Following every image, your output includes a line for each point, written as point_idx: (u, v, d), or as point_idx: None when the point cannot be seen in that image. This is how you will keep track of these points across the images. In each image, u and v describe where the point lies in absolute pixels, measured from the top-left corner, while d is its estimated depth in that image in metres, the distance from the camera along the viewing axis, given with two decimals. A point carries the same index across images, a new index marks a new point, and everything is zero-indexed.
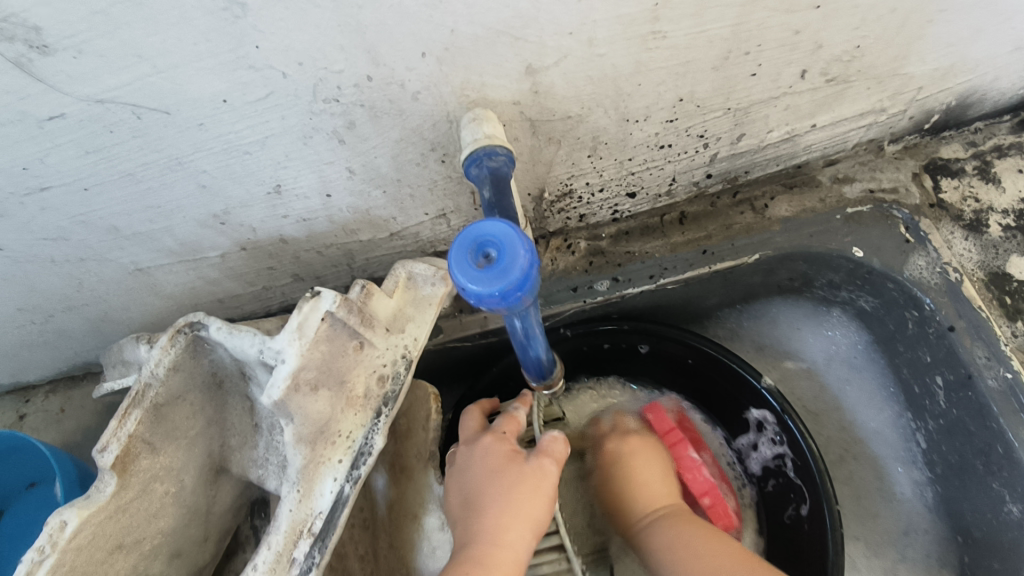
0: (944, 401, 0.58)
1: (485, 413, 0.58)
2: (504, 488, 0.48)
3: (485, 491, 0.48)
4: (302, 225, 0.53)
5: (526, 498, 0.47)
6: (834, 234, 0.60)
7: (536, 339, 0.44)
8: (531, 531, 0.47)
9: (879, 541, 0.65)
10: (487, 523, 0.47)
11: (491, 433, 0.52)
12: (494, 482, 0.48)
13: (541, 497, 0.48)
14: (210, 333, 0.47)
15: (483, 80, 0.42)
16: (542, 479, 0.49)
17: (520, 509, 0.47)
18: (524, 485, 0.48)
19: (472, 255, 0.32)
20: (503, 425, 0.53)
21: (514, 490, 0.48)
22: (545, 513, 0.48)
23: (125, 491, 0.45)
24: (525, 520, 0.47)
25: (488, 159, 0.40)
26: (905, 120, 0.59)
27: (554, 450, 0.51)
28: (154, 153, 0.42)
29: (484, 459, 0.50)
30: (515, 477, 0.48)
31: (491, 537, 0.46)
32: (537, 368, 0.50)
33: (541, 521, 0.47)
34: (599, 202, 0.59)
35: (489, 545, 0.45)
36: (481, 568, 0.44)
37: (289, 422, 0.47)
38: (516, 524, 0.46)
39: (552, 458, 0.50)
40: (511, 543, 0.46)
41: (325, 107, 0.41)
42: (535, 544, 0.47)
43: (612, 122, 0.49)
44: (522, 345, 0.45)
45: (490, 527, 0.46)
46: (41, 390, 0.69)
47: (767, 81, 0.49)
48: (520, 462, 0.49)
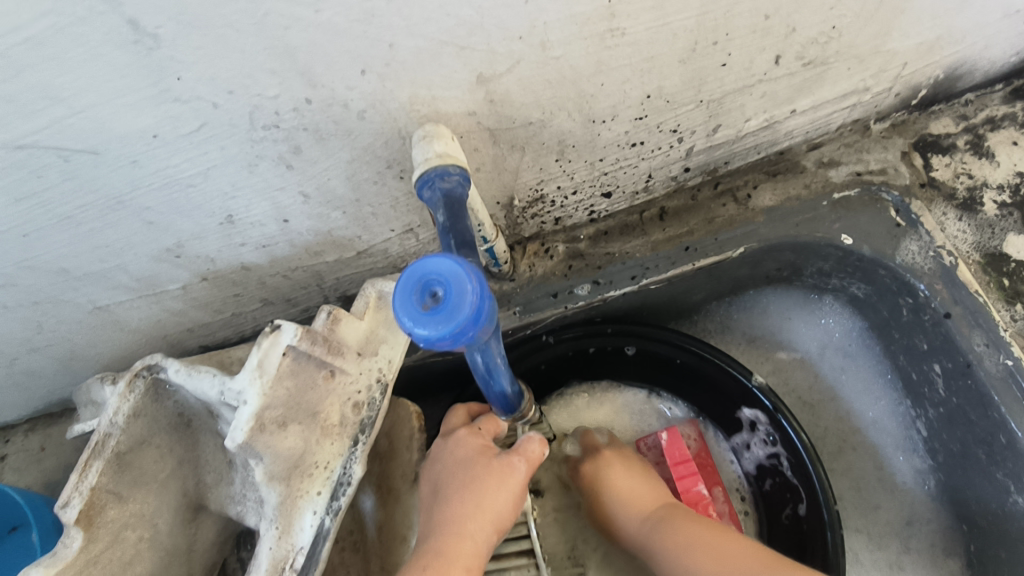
0: (943, 389, 0.56)
1: (471, 411, 0.56)
2: (468, 479, 0.47)
3: (452, 478, 0.47)
4: (262, 251, 0.50)
5: (490, 491, 0.46)
6: (821, 221, 0.57)
7: (499, 372, 0.42)
8: (493, 524, 0.45)
9: (882, 533, 0.62)
10: (452, 512, 0.45)
11: (470, 430, 0.51)
12: (462, 472, 0.47)
13: (506, 491, 0.46)
14: (169, 375, 0.45)
15: (433, 93, 0.39)
16: (509, 476, 0.47)
17: (483, 501, 0.46)
18: (490, 479, 0.47)
19: (417, 296, 0.29)
20: (482, 422, 0.52)
21: (481, 481, 0.46)
22: (510, 508, 0.46)
23: (93, 544, 0.43)
24: (490, 513, 0.45)
25: (440, 180, 0.38)
26: (891, 97, 0.56)
27: (528, 449, 0.49)
28: (90, 194, 0.40)
29: (456, 450, 0.49)
30: (482, 470, 0.47)
31: (454, 527, 0.44)
32: (502, 401, 0.48)
33: (505, 516, 0.46)
34: (573, 205, 0.56)
35: (450, 535, 0.44)
36: (440, 559, 0.42)
37: (259, 462, 0.44)
38: (478, 514, 0.45)
39: (525, 460, 0.48)
40: (472, 535, 0.44)
41: (265, 133, 0.39)
42: (494, 536, 0.45)
43: (577, 124, 0.46)
44: (484, 380, 0.42)
45: (453, 516, 0.45)
46: (21, 429, 0.68)
47: (739, 70, 0.46)
48: (491, 456, 0.48)
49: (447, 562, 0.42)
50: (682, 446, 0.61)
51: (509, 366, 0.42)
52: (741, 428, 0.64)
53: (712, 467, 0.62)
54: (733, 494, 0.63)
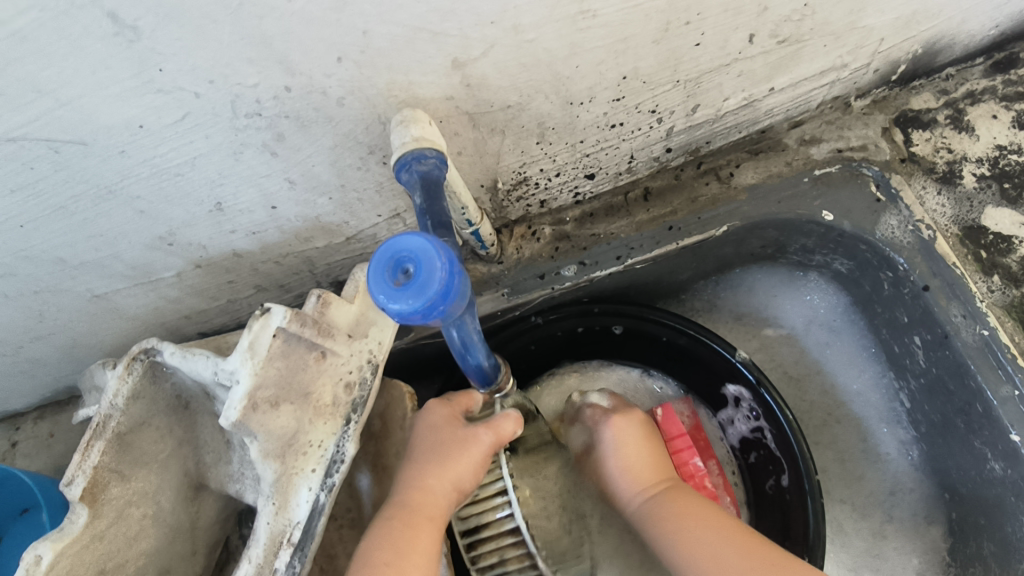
0: (924, 360, 0.57)
1: None
2: (433, 443, 0.49)
3: (418, 442, 0.49)
4: (253, 238, 0.52)
5: (452, 453, 0.48)
6: (803, 198, 0.58)
7: (475, 347, 0.43)
8: (457, 485, 0.47)
9: (866, 503, 0.64)
10: (415, 469, 0.47)
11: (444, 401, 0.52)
12: (428, 436, 0.49)
13: (468, 459, 0.48)
14: (165, 358, 0.47)
15: (410, 78, 0.40)
16: (473, 444, 0.48)
17: (444, 460, 0.47)
18: (454, 444, 0.48)
19: (390, 273, 0.30)
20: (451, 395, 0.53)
21: (443, 443, 0.48)
22: (473, 472, 0.48)
23: (98, 520, 0.45)
24: (452, 473, 0.47)
25: (417, 163, 0.39)
26: (870, 73, 0.56)
27: (501, 427, 0.50)
28: (81, 184, 0.41)
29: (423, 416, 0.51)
30: (446, 435, 0.49)
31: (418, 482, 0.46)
32: (479, 374, 0.49)
33: (467, 480, 0.48)
34: (557, 186, 0.57)
35: (412, 488, 0.46)
36: (404, 511, 0.45)
37: (253, 440, 0.46)
38: (438, 471, 0.47)
39: (495, 434, 0.50)
40: (433, 489, 0.46)
41: (248, 121, 0.40)
42: (457, 496, 0.47)
43: (555, 107, 0.47)
44: (461, 355, 0.44)
45: (418, 472, 0.47)
46: (29, 417, 0.70)
47: (714, 49, 0.47)
48: (455, 424, 0.50)
49: (411, 515, 0.45)
50: (677, 422, 0.63)
51: (485, 341, 0.44)
52: (726, 404, 0.65)
53: (704, 442, 0.64)
54: (718, 470, 0.64)
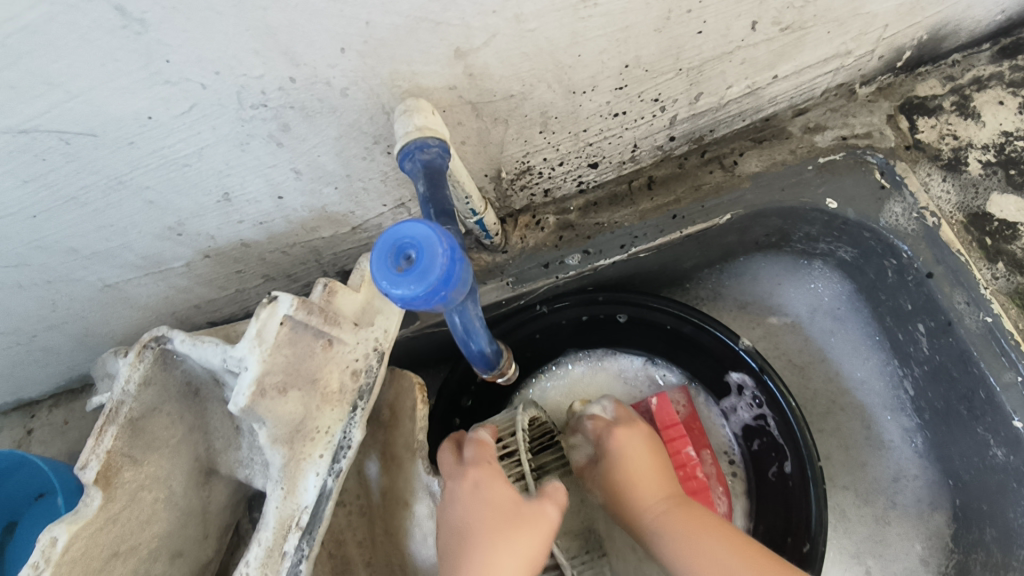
0: (927, 347, 0.57)
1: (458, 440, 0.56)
2: (493, 527, 0.44)
3: (472, 525, 0.44)
4: (260, 228, 0.53)
5: (522, 540, 0.44)
6: (806, 186, 0.58)
7: (477, 333, 0.44)
8: (529, 569, 0.43)
9: (868, 489, 0.64)
10: (478, 563, 0.43)
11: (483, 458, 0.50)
12: (487, 519, 0.45)
13: (538, 542, 0.44)
14: (175, 346, 0.47)
15: (413, 68, 0.40)
16: (542, 521, 0.45)
17: (514, 551, 0.43)
18: (519, 522, 0.45)
19: (392, 259, 0.31)
20: (481, 454, 0.50)
21: (509, 530, 0.44)
22: (542, 550, 0.45)
23: (112, 503, 0.46)
24: (522, 561, 0.43)
25: (420, 152, 0.40)
26: (875, 60, 0.56)
27: (557, 496, 0.48)
28: (92, 175, 0.42)
29: (468, 491, 0.46)
30: (512, 521, 0.45)
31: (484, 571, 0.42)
32: (483, 361, 0.49)
33: (539, 560, 0.44)
34: (561, 175, 0.58)
35: None
36: None
37: (262, 425, 0.47)
38: (508, 564, 0.43)
39: (558, 500, 0.47)
40: None
41: (254, 112, 0.41)
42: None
43: (558, 96, 0.48)
44: (464, 341, 0.44)
45: (482, 568, 0.42)
46: (44, 404, 0.72)
47: (716, 37, 0.47)
48: (517, 503, 0.46)
49: None
50: (671, 410, 0.63)
51: (487, 327, 0.44)
52: (730, 392, 0.65)
53: (699, 430, 0.64)
54: (723, 458, 0.64)
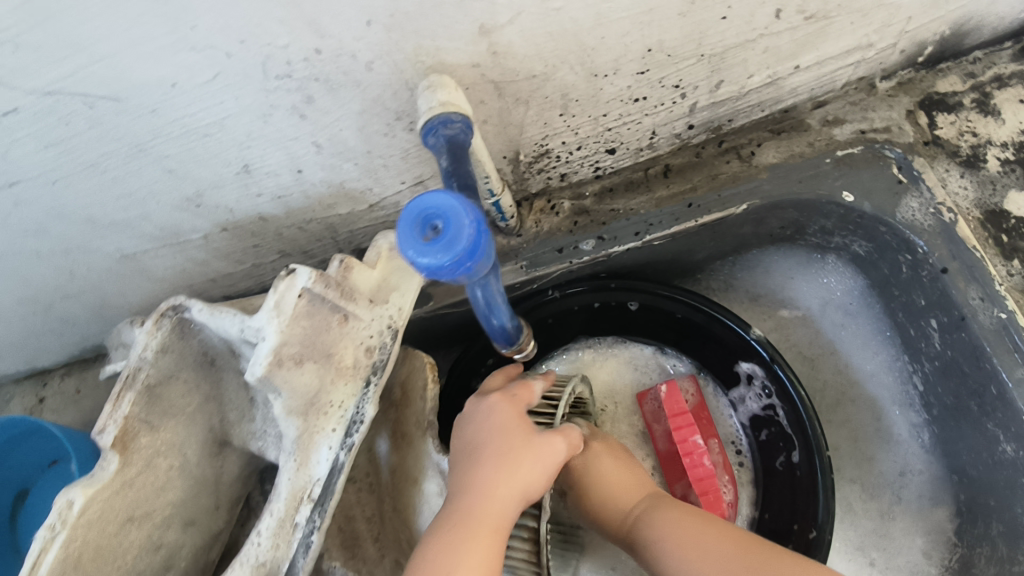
0: (938, 342, 0.57)
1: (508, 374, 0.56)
2: (503, 447, 0.47)
3: (486, 441, 0.47)
4: (278, 202, 0.53)
5: (525, 462, 0.46)
6: (824, 178, 0.58)
7: (499, 308, 0.44)
8: (524, 493, 0.46)
9: (875, 483, 0.64)
10: (482, 475, 0.46)
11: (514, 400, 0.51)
12: (499, 439, 0.47)
13: (540, 469, 0.46)
14: (193, 315, 0.48)
15: (437, 44, 0.41)
16: (549, 451, 0.47)
17: (516, 469, 0.46)
18: (526, 450, 0.46)
19: (418, 229, 0.31)
20: (517, 389, 0.51)
21: (514, 451, 0.46)
22: (541, 481, 0.46)
23: (128, 468, 0.47)
24: (520, 482, 0.45)
25: (444, 127, 0.40)
26: (896, 54, 0.56)
27: (569, 434, 0.49)
28: (114, 141, 0.43)
29: (492, 413, 0.49)
30: (521, 444, 0.47)
31: (483, 485, 0.45)
32: (504, 337, 0.50)
33: (535, 489, 0.46)
34: (578, 159, 0.58)
35: (479, 495, 0.45)
36: (469, 520, 0.44)
37: (277, 396, 0.48)
38: (507, 481, 0.45)
39: (569, 443, 0.48)
40: (501, 498, 0.45)
41: (279, 83, 0.41)
42: (523, 503, 0.46)
43: (579, 78, 0.48)
44: (486, 315, 0.45)
45: (483, 480, 0.46)
46: (57, 373, 0.72)
47: (739, 24, 0.47)
48: (528, 431, 0.47)
49: (472, 522, 0.44)
50: (680, 399, 0.63)
51: (509, 302, 0.45)
52: (739, 382, 0.65)
53: (707, 419, 0.64)
54: (730, 448, 0.65)
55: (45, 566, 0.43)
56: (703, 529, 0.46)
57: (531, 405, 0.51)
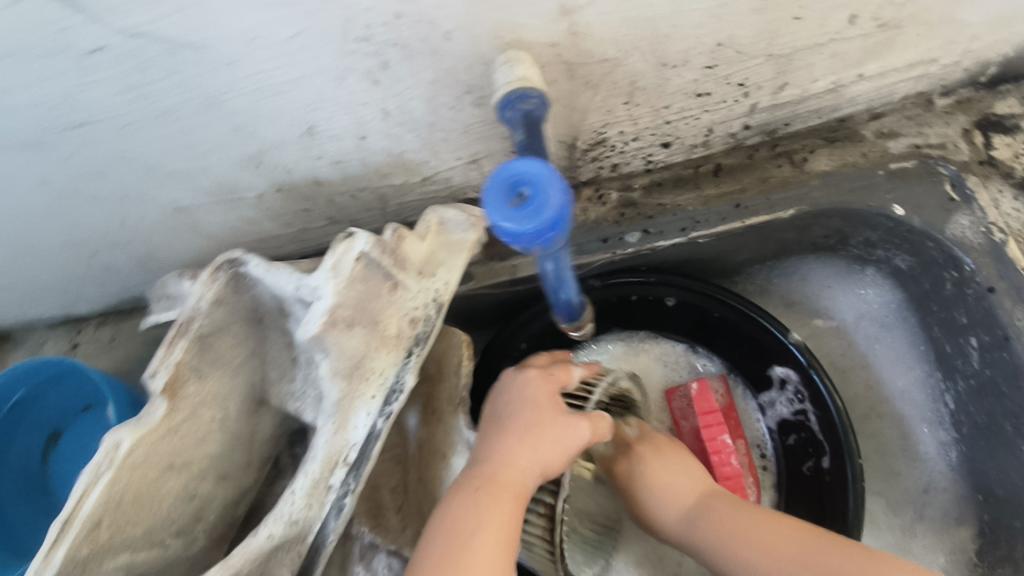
0: (977, 361, 0.58)
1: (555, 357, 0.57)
2: (530, 420, 0.47)
3: (514, 414, 0.48)
4: (336, 166, 0.53)
5: (549, 438, 0.46)
6: (875, 190, 0.58)
7: (567, 283, 0.47)
8: (545, 467, 0.45)
9: (899, 499, 0.65)
10: (506, 445, 0.46)
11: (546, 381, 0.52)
12: (528, 412, 0.48)
13: (562, 446, 0.46)
14: (250, 269, 0.49)
15: (518, 21, 0.41)
16: (573, 431, 0.47)
17: (540, 443, 0.46)
18: (550, 426, 0.47)
19: (505, 194, 0.31)
20: (556, 369, 0.52)
21: (539, 425, 0.47)
22: (562, 459, 0.46)
23: (175, 414, 0.48)
24: (542, 456, 0.45)
25: (521, 101, 0.41)
26: (959, 71, 0.56)
27: (597, 424, 0.49)
28: (189, 92, 0.43)
29: (525, 389, 0.49)
30: (548, 420, 0.47)
31: (505, 454, 0.45)
32: (568, 311, 0.53)
33: (556, 465, 0.46)
34: (633, 151, 0.58)
35: (501, 463, 0.45)
36: (489, 486, 0.44)
37: (326, 356, 0.48)
38: (530, 452, 0.45)
39: (594, 429, 0.49)
40: (522, 469, 0.45)
41: (357, 46, 0.41)
42: (543, 477, 0.45)
43: (649, 66, 0.48)
44: (554, 289, 0.47)
45: (507, 450, 0.46)
46: (92, 321, 0.73)
47: (813, 26, 0.47)
48: (556, 409, 0.48)
49: (491, 488, 0.44)
50: (710, 398, 0.64)
51: (577, 278, 0.47)
52: (771, 386, 0.65)
53: (735, 421, 0.65)
54: (754, 451, 0.66)
55: (87, 505, 0.43)
56: (753, 522, 0.49)
57: (566, 387, 0.52)
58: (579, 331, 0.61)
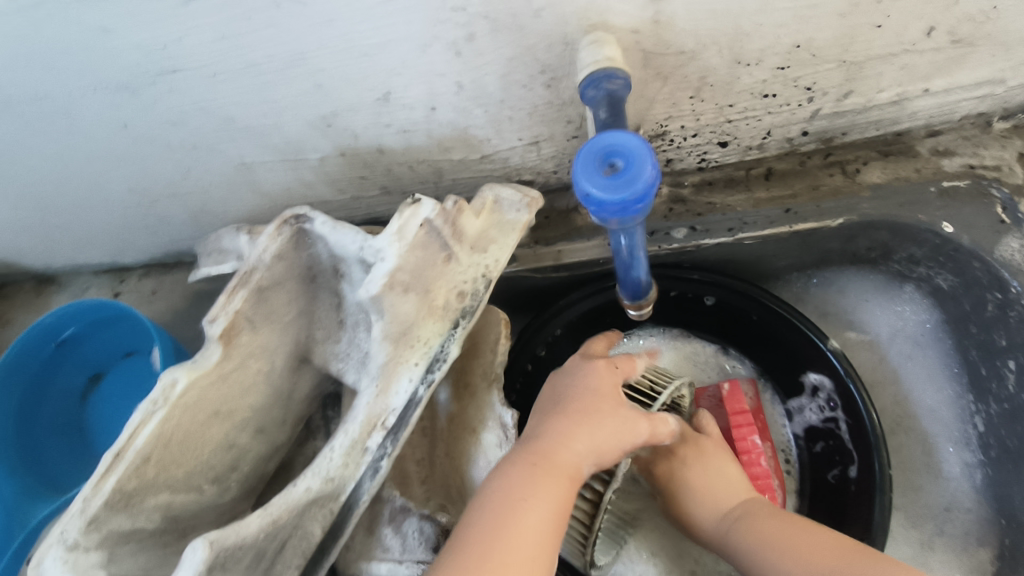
0: (1013, 385, 0.59)
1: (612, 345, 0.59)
2: (591, 408, 0.48)
3: (576, 399, 0.49)
4: (402, 136, 0.54)
5: (608, 428, 0.47)
6: (925, 206, 0.59)
7: (638, 259, 0.51)
8: (598, 455, 0.46)
9: (919, 514, 0.64)
10: (565, 426, 0.47)
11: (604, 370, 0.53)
12: (589, 400, 0.49)
13: (619, 438, 0.47)
14: (314, 227, 0.50)
15: (609, 4, 0.42)
16: (631, 427, 0.48)
17: (597, 430, 0.47)
18: (607, 415, 0.48)
19: (597, 164, 0.33)
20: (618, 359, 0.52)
21: (599, 414, 0.48)
22: (616, 451, 0.47)
23: (227, 361, 0.49)
24: (598, 443, 0.46)
25: (606, 81, 0.43)
26: (1021, 96, 0.57)
27: (657, 428, 0.50)
28: (281, 45, 0.44)
29: (589, 377, 0.50)
30: (608, 411, 0.48)
31: (562, 437, 0.46)
32: (633, 287, 0.57)
33: (609, 457, 0.47)
34: (689, 147, 0.59)
35: (558, 444, 0.46)
36: (544, 463, 0.45)
37: (380, 318, 0.49)
38: (588, 439, 0.46)
39: (652, 431, 0.49)
40: (577, 452, 0.46)
41: (450, 15, 0.42)
42: (596, 466, 0.46)
43: (723, 62, 0.49)
44: (625, 265, 0.51)
45: (565, 432, 0.47)
46: (135, 273, 0.75)
47: (891, 35, 0.48)
48: (618, 401, 0.49)
49: (546, 466, 0.45)
50: (740, 399, 0.65)
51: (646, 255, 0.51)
52: (801, 392, 0.66)
53: (763, 423, 0.65)
54: (779, 455, 0.66)
55: (142, 438, 0.45)
56: (801, 533, 0.48)
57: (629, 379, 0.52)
58: (638, 313, 0.61)
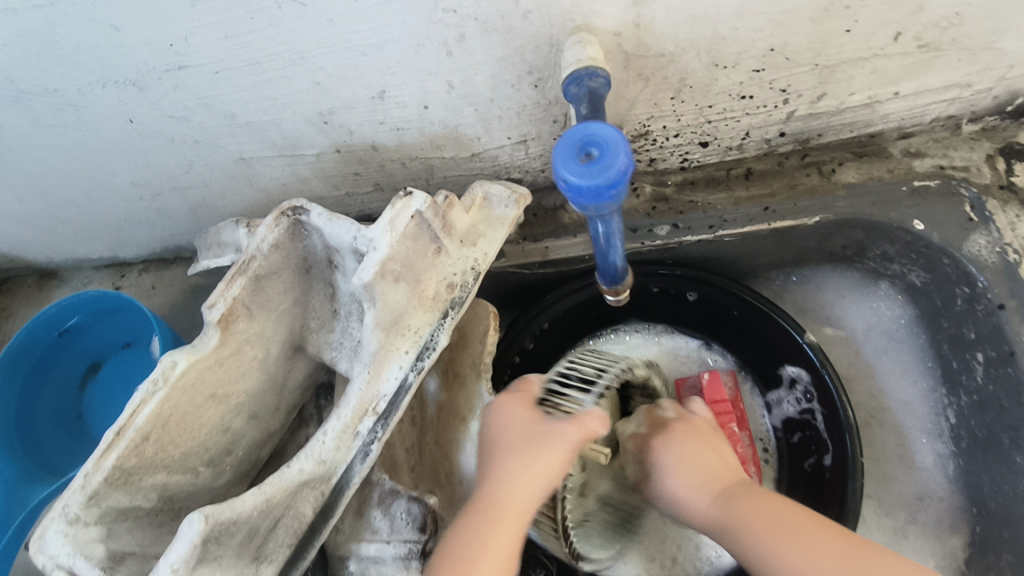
0: (982, 376, 0.61)
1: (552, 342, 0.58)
2: (518, 443, 0.48)
3: (504, 438, 0.49)
4: (395, 133, 0.57)
5: (537, 455, 0.47)
6: (897, 204, 0.61)
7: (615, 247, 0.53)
8: (542, 482, 0.47)
9: (893, 502, 0.67)
10: (501, 470, 0.48)
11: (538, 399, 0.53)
12: (515, 435, 0.49)
13: (550, 459, 0.47)
14: (311, 218, 0.51)
15: (592, 7, 0.44)
16: (557, 441, 0.47)
17: (529, 465, 0.47)
18: (543, 439, 0.47)
19: (576, 152, 0.35)
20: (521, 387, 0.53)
21: (526, 447, 0.47)
22: (560, 468, 0.47)
23: (224, 347, 0.51)
24: (537, 475, 0.47)
25: (588, 79, 0.45)
26: (988, 99, 0.59)
27: (586, 423, 0.48)
28: (282, 44, 0.46)
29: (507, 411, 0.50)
30: (532, 438, 0.48)
31: (502, 482, 0.47)
32: (612, 273, 0.59)
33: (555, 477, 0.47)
34: (671, 147, 0.62)
35: (499, 489, 0.47)
36: (491, 511, 0.46)
37: (372, 306, 0.50)
38: (527, 479, 0.47)
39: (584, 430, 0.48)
40: (520, 492, 0.46)
41: (442, 16, 0.44)
42: (547, 492, 0.47)
43: (701, 65, 0.51)
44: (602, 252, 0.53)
45: (502, 475, 0.47)
46: (135, 267, 0.77)
47: (860, 40, 0.50)
48: (538, 425, 0.48)
49: (494, 510, 0.46)
50: (720, 389, 0.66)
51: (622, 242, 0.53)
52: (780, 384, 0.68)
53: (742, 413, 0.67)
54: (758, 444, 0.68)
55: (141, 417, 0.47)
56: (784, 513, 0.46)
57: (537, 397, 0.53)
58: (615, 297, 0.64)
